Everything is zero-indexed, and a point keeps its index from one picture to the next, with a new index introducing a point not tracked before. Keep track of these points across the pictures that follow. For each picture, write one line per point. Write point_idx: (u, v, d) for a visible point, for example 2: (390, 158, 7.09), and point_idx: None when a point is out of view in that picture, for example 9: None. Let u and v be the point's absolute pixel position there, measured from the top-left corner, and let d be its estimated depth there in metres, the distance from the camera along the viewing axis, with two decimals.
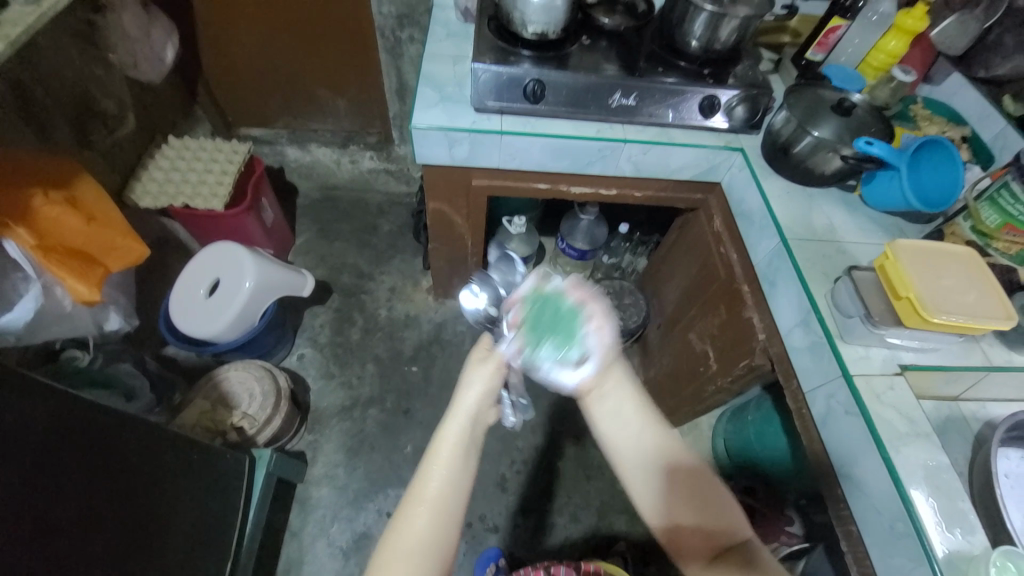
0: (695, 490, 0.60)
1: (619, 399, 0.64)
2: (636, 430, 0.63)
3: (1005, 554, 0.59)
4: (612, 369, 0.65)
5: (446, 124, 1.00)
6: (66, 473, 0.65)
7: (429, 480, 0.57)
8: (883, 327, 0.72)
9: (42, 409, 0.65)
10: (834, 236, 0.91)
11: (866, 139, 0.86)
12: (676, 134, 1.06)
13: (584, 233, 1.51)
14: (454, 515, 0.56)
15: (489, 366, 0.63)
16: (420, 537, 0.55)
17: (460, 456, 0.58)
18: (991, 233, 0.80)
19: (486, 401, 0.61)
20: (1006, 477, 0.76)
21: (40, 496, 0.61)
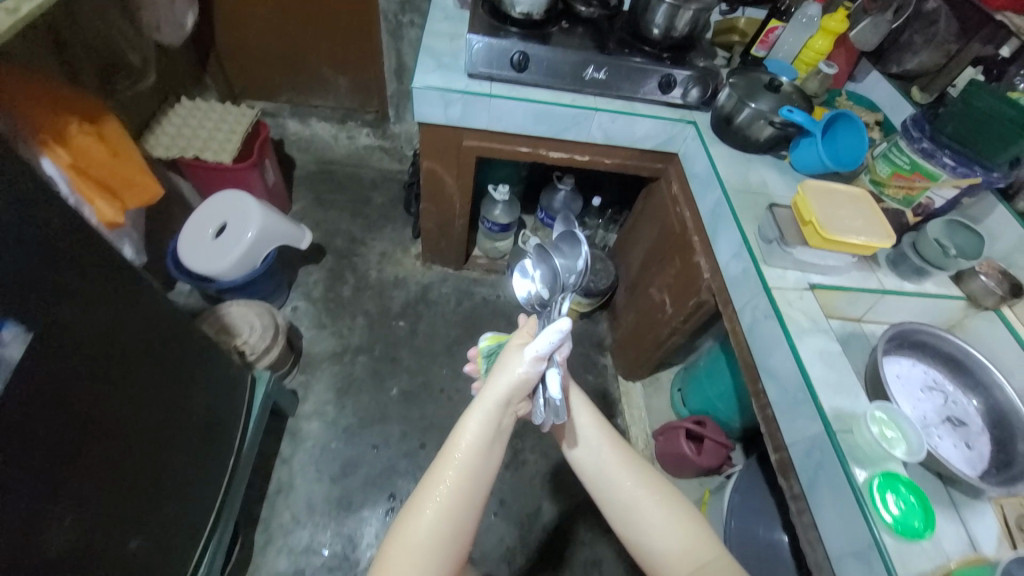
0: (660, 510, 0.70)
1: (583, 420, 0.77)
2: (597, 446, 0.75)
3: (883, 409, 0.75)
4: (573, 392, 0.79)
5: (443, 85, 1.16)
6: (123, 335, 0.70)
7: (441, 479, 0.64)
8: (794, 246, 0.90)
9: (121, 274, 0.69)
10: (765, 189, 1.10)
11: (789, 108, 1.06)
12: (640, 107, 1.25)
13: (562, 204, 1.67)
14: (463, 513, 0.64)
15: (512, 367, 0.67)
16: (429, 532, 0.62)
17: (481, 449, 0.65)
18: (883, 181, 0.98)
19: (516, 391, 0.66)
20: (898, 378, 0.91)
21: (104, 345, 0.67)
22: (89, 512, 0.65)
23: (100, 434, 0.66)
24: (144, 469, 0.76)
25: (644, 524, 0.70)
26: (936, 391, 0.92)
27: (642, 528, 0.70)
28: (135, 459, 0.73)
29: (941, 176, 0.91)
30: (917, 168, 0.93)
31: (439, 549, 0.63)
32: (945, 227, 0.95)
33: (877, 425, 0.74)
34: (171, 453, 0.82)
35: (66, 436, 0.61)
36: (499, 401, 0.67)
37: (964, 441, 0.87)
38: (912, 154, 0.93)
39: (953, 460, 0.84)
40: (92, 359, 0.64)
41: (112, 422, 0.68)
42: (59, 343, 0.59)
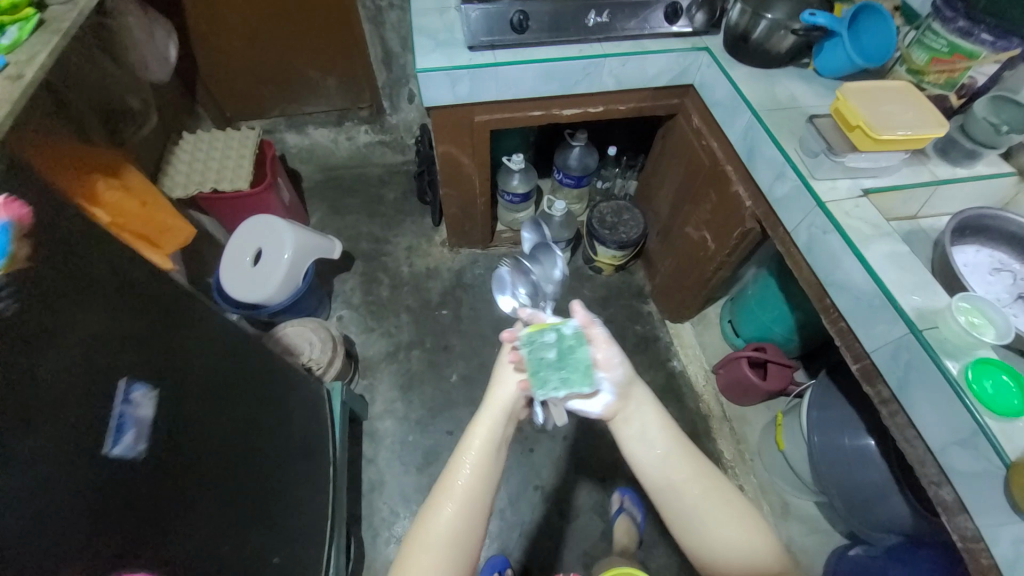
0: (720, 514, 0.66)
1: (646, 421, 0.71)
2: (662, 452, 0.69)
3: (966, 299, 0.74)
4: (634, 390, 0.72)
5: (447, 63, 1.13)
6: (220, 379, 0.72)
7: (456, 477, 0.70)
8: (843, 154, 0.88)
9: (201, 321, 0.71)
10: (795, 102, 1.07)
11: (810, 11, 1.00)
12: (649, 44, 1.19)
13: (578, 161, 1.64)
14: (477, 508, 0.69)
15: (506, 375, 0.75)
16: (448, 528, 0.67)
17: (489, 451, 0.71)
18: (921, 69, 0.95)
19: (517, 398, 0.74)
20: (965, 267, 0.91)
21: (209, 392, 0.69)
22: (239, 544, 0.69)
23: (225, 474, 0.69)
24: (264, 501, 0.78)
25: (701, 522, 0.66)
26: (1005, 270, 0.91)
27: (705, 531, 0.66)
28: (258, 491, 0.77)
29: (981, 53, 0.87)
30: (955, 50, 0.89)
31: (458, 543, 0.67)
32: (991, 103, 0.92)
33: (963, 312, 0.73)
34: (283, 479, 0.86)
35: (200, 484, 0.63)
36: (502, 404, 0.74)
37: None
38: (948, 36, 0.88)
39: None
40: (202, 407, 0.67)
41: (231, 465, 0.71)
42: (172, 398, 0.61)
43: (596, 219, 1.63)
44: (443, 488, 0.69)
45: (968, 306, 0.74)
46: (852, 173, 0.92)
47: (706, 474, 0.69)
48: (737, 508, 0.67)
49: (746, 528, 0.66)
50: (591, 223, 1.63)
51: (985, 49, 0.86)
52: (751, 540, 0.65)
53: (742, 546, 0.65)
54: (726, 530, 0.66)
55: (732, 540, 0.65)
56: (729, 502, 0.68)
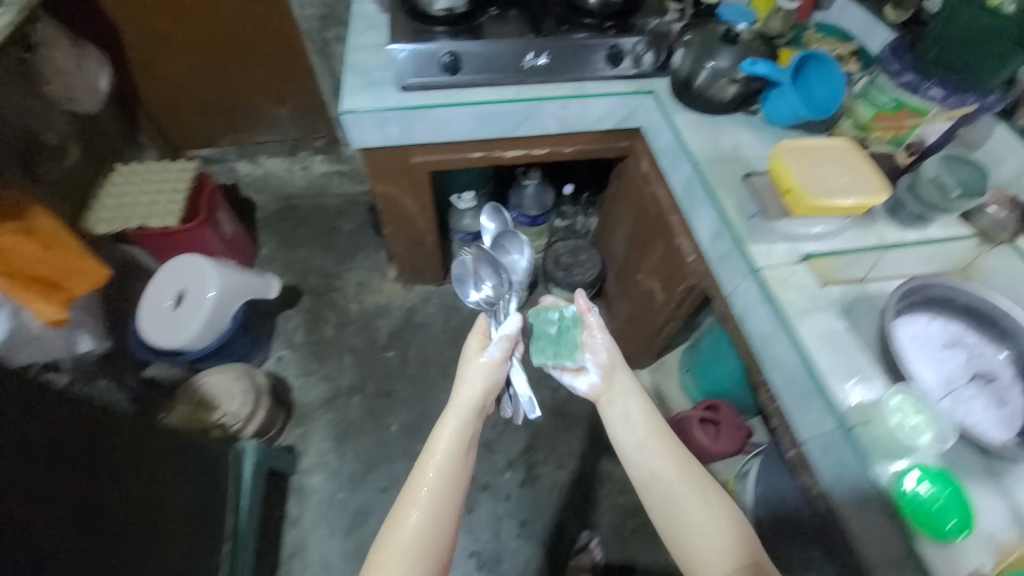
0: (704, 509, 0.63)
1: (627, 406, 0.71)
2: (642, 438, 0.68)
3: (903, 393, 0.67)
4: (618, 375, 0.73)
5: (374, 105, 1.07)
6: (64, 476, 0.66)
7: (422, 481, 0.64)
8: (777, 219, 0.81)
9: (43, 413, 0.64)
10: (739, 153, 1.00)
11: (750, 60, 0.94)
12: (591, 86, 1.13)
13: (532, 199, 1.58)
14: (446, 514, 0.63)
15: (482, 368, 0.72)
16: (415, 536, 0.61)
17: (456, 450, 0.66)
18: (867, 125, 0.88)
19: (487, 392, 0.71)
20: (915, 339, 0.83)
21: (43, 497, 0.62)
22: None
23: None
24: None
25: (684, 524, 0.62)
26: (958, 344, 0.83)
27: (689, 527, 0.62)
28: None
29: (931, 109, 0.81)
30: (902, 104, 0.83)
31: (425, 554, 0.60)
32: (949, 164, 0.84)
33: (896, 405, 0.66)
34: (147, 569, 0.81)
35: None
36: (472, 405, 0.70)
37: (999, 396, 0.79)
38: (896, 91, 0.83)
39: (987, 424, 0.76)
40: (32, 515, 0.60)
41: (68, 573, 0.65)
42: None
43: (551, 260, 1.56)
44: (412, 488, 0.63)
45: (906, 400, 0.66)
46: (791, 237, 0.85)
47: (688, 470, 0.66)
48: (720, 509, 0.63)
49: (730, 528, 0.62)
50: (546, 263, 1.56)
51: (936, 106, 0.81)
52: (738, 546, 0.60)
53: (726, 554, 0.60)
54: (711, 528, 0.61)
55: (716, 540, 0.60)
56: (710, 499, 0.64)
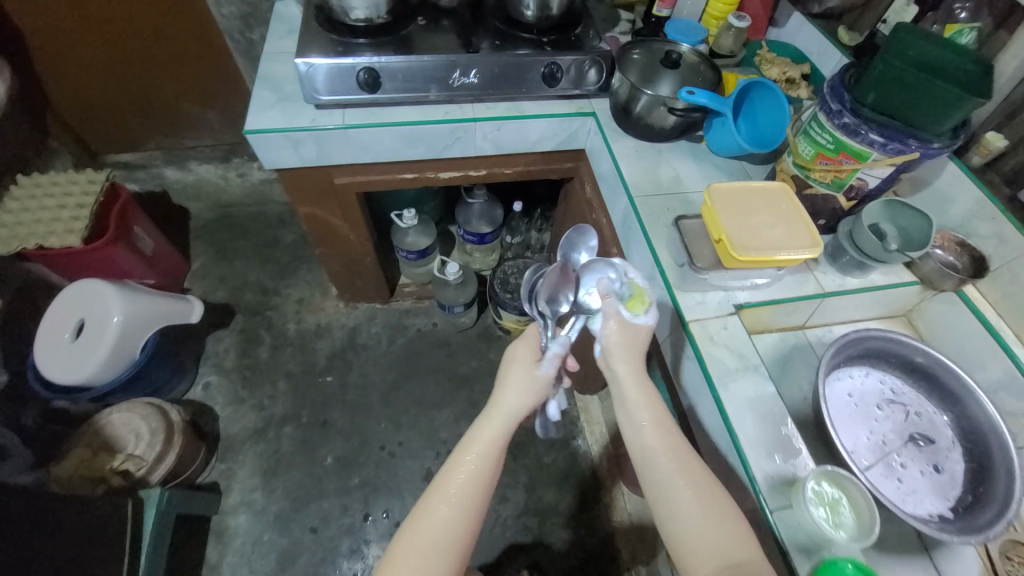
0: (699, 506, 0.60)
1: (623, 391, 0.69)
2: (640, 426, 0.66)
3: (828, 476, 0.62)
4: (619, 361, 0.70)
5: (284, 125, 0.96)
6: None
7: (451, 480, 0.67)
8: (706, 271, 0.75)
9: None
10: (678, 188, 0.93)
11: (688, 89, 0.88)
12: (527, 107, 1.05)
13: (479, 216, 1.50)
14: (470, 508, 0.66)
15: (526, 381, 0.72)
16: (436, 530, 0.64)
17: (485, 456, 0.68)
18: (807, 164, 0.81)
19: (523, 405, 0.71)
20: (849, 397, 0.79)
21: None
22: None
23: None
24: None
25: (684, 527, 0.59)
26: (897, 404, 0.79)
27: (679, 523, 0.59)
28: None
29: (871, 154, 0.73)
30: (842, 146, 0.74)
31: (444, 549, 0.63)
32: (885, 208, 0.80)
33: (817, 487, 0.61)
34: None
35: None
36: (511, 411, 0.71)
37: (935, 462, 0.75)
38: (833, 131, 0.74)
39: (919, 491, 0.72)
40: None
41: None
42: None
43: (498, 280, 1.50)
44: (444, 482, 0.67)
45: (827, 484, 0.62)
46: (723, 287, 0.79)
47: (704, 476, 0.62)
48: (730, 520, 0.59)
49: (739, 541, 0.58)
50: (493, 284, 1.50)
51: (875, 151, 0.72)
52: (743, 553, 0.57)
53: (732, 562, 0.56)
54: (701, 527, 0.58)
55: (703, 539, 0.58)
56: (722, 508, 0.60)
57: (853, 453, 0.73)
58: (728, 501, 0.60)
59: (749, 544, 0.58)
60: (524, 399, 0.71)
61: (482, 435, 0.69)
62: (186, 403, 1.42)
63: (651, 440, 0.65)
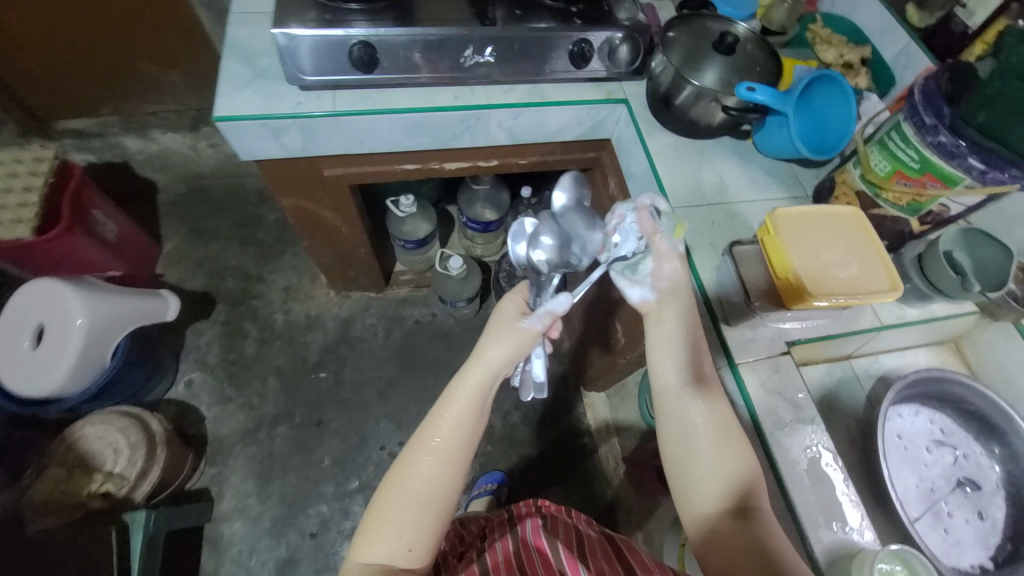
0: (713, 453, 0.60)
1: (665, 331, 0.63)
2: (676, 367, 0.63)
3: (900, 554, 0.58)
4: (668, 309, 0.63)
5: (263, 110, 0.81)
6: None
7: (435, 431, 0.66)
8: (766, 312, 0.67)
9: None
10: (722, 198, 0.82)
11: (747, 85, 0.75)
12: (549, 90, 0.91)
13: (485, 202, 1.37)
14: (458, 459, 0.66)
15: (512, 332, 0.67)
16: (419, 479, 0.64)
17: (469, 410, 0.66)
18: (880, 182, 0.72)
19: (510, 358, 0.67)
20: (898, 438, 0.74)
21: None
22: None
23: None
24: None
25: (693, 474, 0.61)
26: (947, 446, 0.75)
27: (692, 466, 0.61)
28: None
29: (963, 179, 0.64)
30: (928, 165, 0.65)
31: (428, 500, 0.64)
32: (960, 237, 0.73)
33: (888, 563, 0.57)
34: None
35: None
36: (490, 364, 0.67)
37: (981, 508, 0.72)
38: (923, 149, 0.65)
39: (964, 541, 0.70)
40: None
41: None
42: None
43: (504, 274, 1.42)
44: (429, 432, 0.66)
45: (898, 566, 0.58)
46: (777, 325, 0.70)
47: (721, 417, 0.62)
48: (740, 461, 0.59)
49: (743, 481, 0.59)
50: (499, 278, 1.42)
51: (969, 175, 0.63)
52: (740, 502, 0.58)
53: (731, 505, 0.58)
54: (711, 474, 0.59)
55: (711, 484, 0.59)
56: (732, 453, 0.60)
57: (903, 505, 0.69)
58: (739, 445, 0.61)
59: (753, 483, 0.59)
60: (507, 351, 0.67)
61: (466, 383, 0.67)
62: (169, 403, 1.33)
63: (675, 383, 0.63)
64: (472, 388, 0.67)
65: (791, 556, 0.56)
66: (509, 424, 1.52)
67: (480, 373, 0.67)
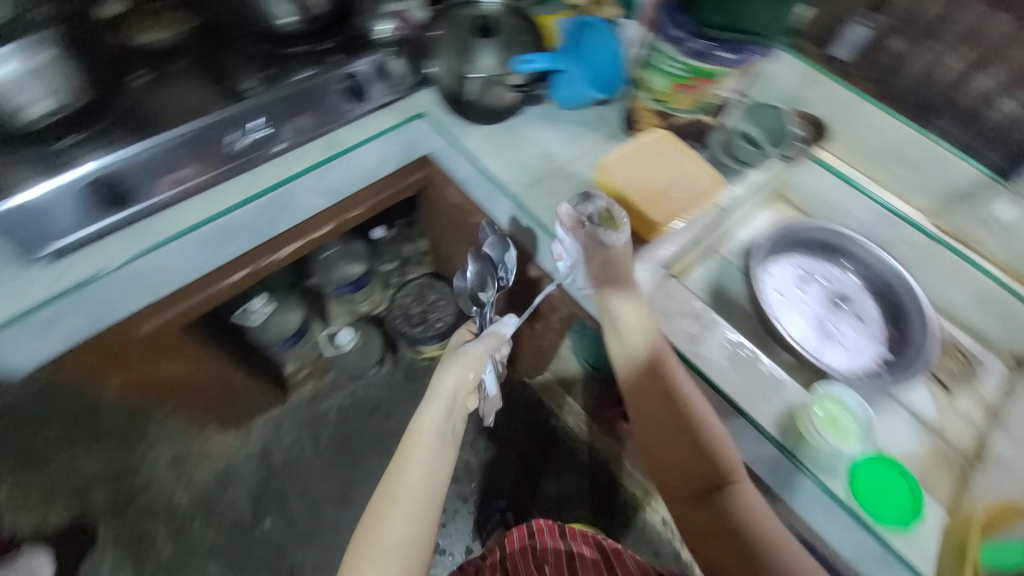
0: (677, 430, 0.68)
1: (621, 321, 0.72)
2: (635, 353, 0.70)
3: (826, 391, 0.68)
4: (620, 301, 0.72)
5: (10, 310, 0.65)
6: None
7: (410, 472, 0.71)
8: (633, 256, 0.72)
9: None
10: (556, 168, 0.84)
11: (522, 59, 0.80)
12: (343, 136, 0.83)
13: (343, 260, 1.24)
14: (433, 498, 0.71)
15: (456, 358, 0.80)
16: (399, 527, 0.67)
17: (438, 443, 0.74)
18: (667, 96, 0.80)
19: (460, 386, 0.79)
20: (778, 293, 0.84)
21: None
22: None
23: None
24: None
25: (659, 446, 0.71)
26: (811, 280, 0.87)
27: (659, 438, 0.70)
28: None
29: (721, 72, 0.74)
30: (691, 71, 0.74)
31: (410, 543, 0.67)
32: (746, 115, 0.84)
33: (820, 405, 0.66)
34: None
35: None
36: (450, 394, 0.78)
37: (856, 310, 0.85)
38: (684, 60, 0.73)
39: (857, 346, 0.82)
40: None
41: None
42: None
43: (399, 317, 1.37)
44: (412, 478, 0.71)
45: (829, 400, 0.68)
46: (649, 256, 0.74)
47: (700, 411, 0.68)
48: (719, 449, 0.66)
49: (723, 467, 0.66)
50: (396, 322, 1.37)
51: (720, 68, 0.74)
52: (712, 474, 0.67)
53: (700, 478, 0.67)
54: (678, 450, 0.69)
55: (677, 456, 0.69)
56: (710, 436, 0.67)
57: (809, 346, 0.79)
58: (717, 431, 0.67)
59: (732, 466, 0.66)
60: (461, 376, 0.79)
61: (437, 420, 0.76)
62: None
63: (648, 372, 0.69)
64: (440, 419, 0.76)
65: (768, 526, 0.64)
66: (480, 449, 1.49)
67: (447, 403, 0.77)
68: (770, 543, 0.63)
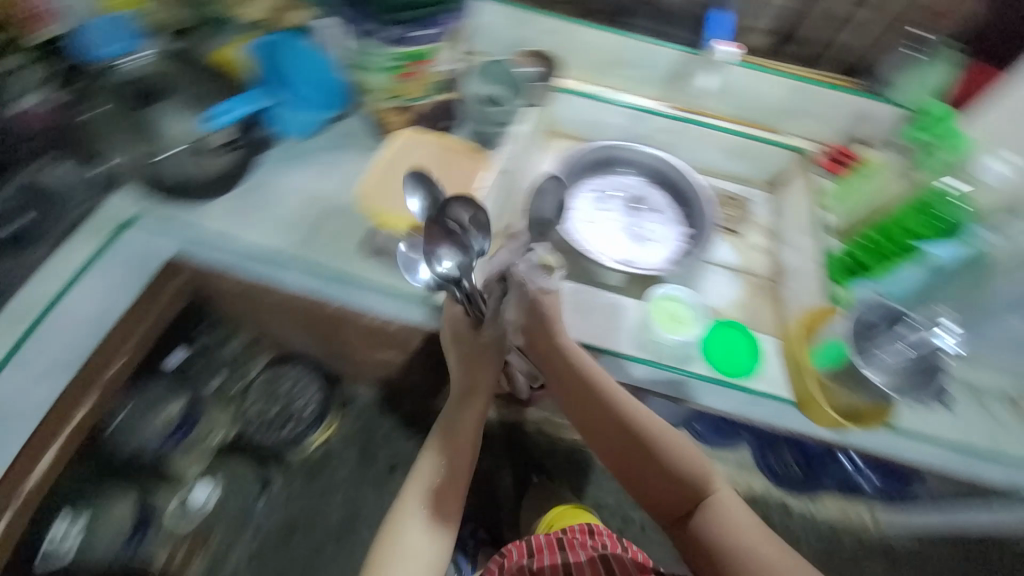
0: (653, 461, 0.72)
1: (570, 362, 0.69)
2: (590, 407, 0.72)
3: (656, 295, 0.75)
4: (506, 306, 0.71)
5: None
6: None
7: (426, 484, 0.74)
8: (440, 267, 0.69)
9: None
10: (327, 203, 0.76)
11: (213, 116, 0.70)
12: (31, 298, 0.62)
13: (142, 417, 0.92)
14: (449, 512, 0.73)
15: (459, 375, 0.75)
16: (412, 549, 0.69)
17: (453, 456, 0.75)
18: (396, 89, 0.78)
19: (476, 414, 0.77)
20: (586, 223, 0.90)
21: None
22: None
23: None
24: None
25: (639, 477, 0.75)
26: (607, 197, 0.93)
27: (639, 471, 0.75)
28: None
29: (428, 48, 0.77)
30: (404, 57, 0.75)
31: (427, 556, 0.70)
32: (480, 80, 0.84)
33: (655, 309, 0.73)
34: None
35: None
36: (467, 395, 0.76)
37: (648, 204, 0.94)
38: (388, 49, 0.76)
39: (664, 236, 0.91)
40: None
41: None
42: None
43: (259, 426, 1.17)
44: (441, 494, 0.74)
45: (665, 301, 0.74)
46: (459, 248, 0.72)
47: (671, 440, 0.73)
48: (692, 469, 0.73)
49: (700, 487, 0.73)
50: (259, 436, 1.18)
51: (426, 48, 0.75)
52: (692, 494, 0.72)
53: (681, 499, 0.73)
54: (658, 479, 0.74)
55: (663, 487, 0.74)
56: (681, 461, 0.72)
57: (621, 259, 0.86)
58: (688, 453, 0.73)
59: (707, 484, 0.73)
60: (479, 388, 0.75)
61: (467, 427, 0.77)
62: None
63: (616, 420, 0.71)
64: (469, 433, 0.76)
65: (753, 531, 0.70)
66: None
67: (472, 416, 0.77)
68: (752, 546, 0.68)
